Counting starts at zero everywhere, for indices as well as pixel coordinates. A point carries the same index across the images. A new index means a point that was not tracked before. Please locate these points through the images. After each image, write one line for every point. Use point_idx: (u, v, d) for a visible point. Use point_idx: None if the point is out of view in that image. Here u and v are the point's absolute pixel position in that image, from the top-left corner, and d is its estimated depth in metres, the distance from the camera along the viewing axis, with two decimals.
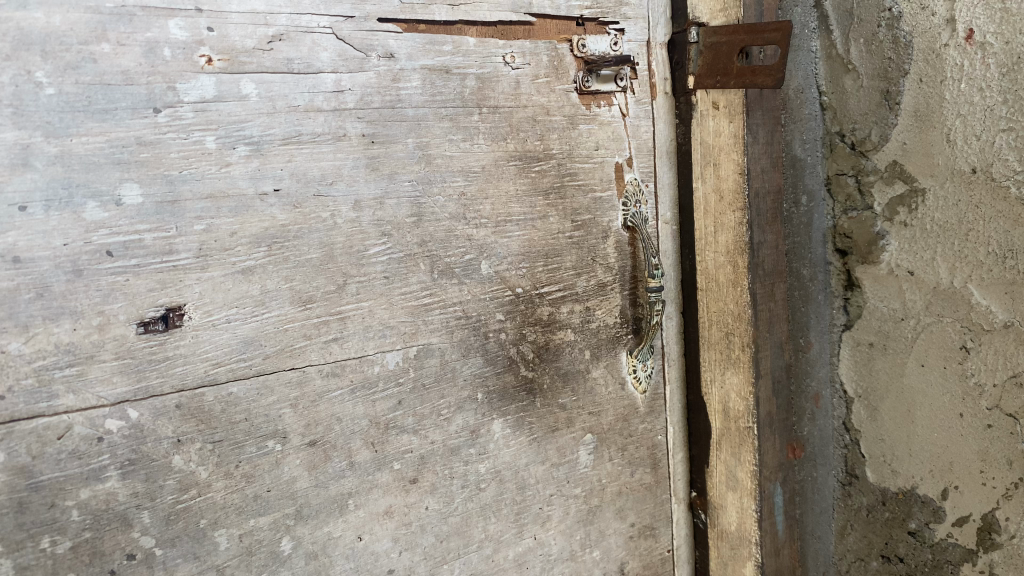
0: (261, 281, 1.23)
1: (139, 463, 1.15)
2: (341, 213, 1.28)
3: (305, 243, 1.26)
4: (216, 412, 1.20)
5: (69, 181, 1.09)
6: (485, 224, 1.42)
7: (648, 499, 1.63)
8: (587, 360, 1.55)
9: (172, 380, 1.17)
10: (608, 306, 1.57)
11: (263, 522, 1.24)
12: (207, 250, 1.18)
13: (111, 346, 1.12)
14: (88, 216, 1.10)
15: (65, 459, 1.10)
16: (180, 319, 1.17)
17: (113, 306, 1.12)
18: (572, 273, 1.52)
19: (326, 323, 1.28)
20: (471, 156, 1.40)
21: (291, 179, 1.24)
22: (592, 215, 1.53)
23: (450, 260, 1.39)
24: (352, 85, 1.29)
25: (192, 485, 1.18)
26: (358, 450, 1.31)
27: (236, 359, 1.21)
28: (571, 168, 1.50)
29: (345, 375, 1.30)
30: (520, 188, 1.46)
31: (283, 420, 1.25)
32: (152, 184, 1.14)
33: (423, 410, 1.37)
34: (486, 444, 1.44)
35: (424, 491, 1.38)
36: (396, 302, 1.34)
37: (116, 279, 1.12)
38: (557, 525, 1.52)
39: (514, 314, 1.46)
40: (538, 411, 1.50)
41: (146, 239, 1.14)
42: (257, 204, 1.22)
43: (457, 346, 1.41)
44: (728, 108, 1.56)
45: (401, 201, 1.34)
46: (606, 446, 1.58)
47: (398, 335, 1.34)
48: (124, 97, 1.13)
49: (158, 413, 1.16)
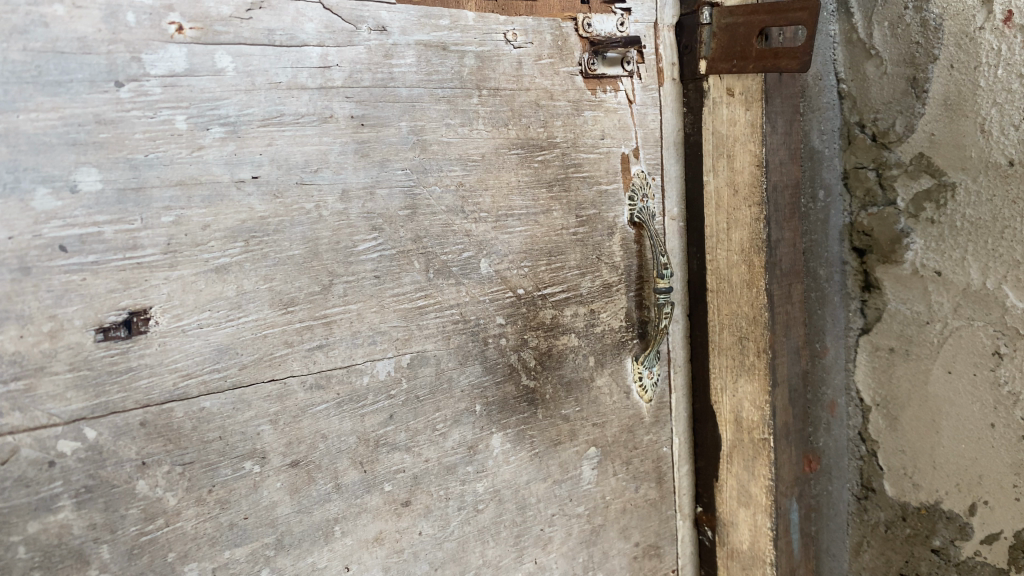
0: (236, 281, 1.08)
1: (97, 490, 1.00)
2: (327, 205, 1.15)
3: (288, 237, 1.11)
4: (186, 431, 1.05)
5: (16, 164, 0.94)
6: (484, 219, 1.29)
7: (653, 516, 1.52)
8: (592, 367, 1.42)
9: (136, 395, 1.01)
10: (613, 309, 1.44)
11: (239, 554, 1.10)
12: (176, 245, 1.04)
13: (65, 355, 0.97)
14: (37, 205, 0.95)
15: (10, 487, 0.94)
16: (146, 325, 1.02)
17: (67, 310, 0.97)
18: (575, 273, 1.39)
19: (311, 328, 1.14)
20: (470, 143, 1.27)
21: (272, 165, 1.10)
22: (597, 210, 1.41)
23: (446, 258, 1.26)
24: (340, 61, 1.15)
25: (158, 514, 1.04)
26: (345, 470, 1.17)
27: (209, 369, 1.06)
28: (576, 158, 1.38)
29: (331, 387, 1.16)
30: (523, 179, 1.33)
31: (262, 437, 1.11)
32: (112, 169, 0.99)
33: (417, 424, 1.24)
34: (484, 461, 1.31)
35: (418, 515, 1.25)
36: (387, 305, 1.21)
37: (71, 278, 0.97)
38: (559, 548, 1.40)
39: (516, 317, 1.34)
40: (539, 423, 1.37)
41: (106, 232, 0.99)
42: (234, 193, 1.07)
43: (453, 353, 1.28)
44: (745, 95, 1.42)
45: (394, 191, 1.20)
46: (610, 460, 1.45)
47: (390, 341, 1.21)
48: (80, 67, 0.97)
49: (119, 433, 1.01)
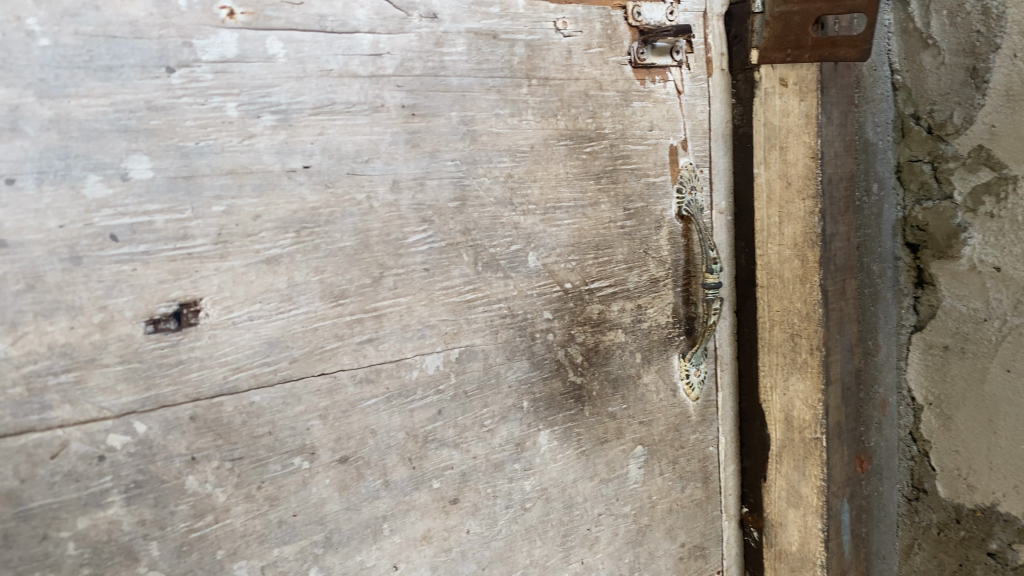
0: (287, 273, 1.05)
1: (147, 485, 0.97)
2: (377, 195, 1.12)
3: (338, 229, 1.09)
4: (236, 425, 1.03)
5: (67, 151, 0.92)
6: (533, 211, 1.26)
7: (698, 516, 1.48)
8: (639, 364, 1.39)
9: (186, 389, 0.99)
10: (661, 304, 1.41)
11: (288, 552, 1.07)
12: (227, 236, 1.01)
13: (116, 348, 0.95)
14: (88, 193, 0.93)
15: (60, 482, 0.92)
16: (196, 317, 0.99)
17: (118, 301, 0.95)
18: (623, 267, 1.36)
19: (361, 321, 1.12)
20: (520, 134, 1.24)
21: (323, 155, 1.07)
22: (645, 203, 1.37)
23: (495, 251, 1.23)
24: (391, 48, 1.12)
25: (207, 510, 1.01)
26: (393, 466, 1.15)
27: (260, 363, 1.04)
28: (625, 150, 1.34)
29: (381, 382, 1.14)
30: (572, 171, 1.29)
31: (311, 432, 1.08)
32: (164, 157, 0.97)
33: (464, 420, 1.21)
34: (532, 459, 1.28)
35: (465, 513, 1.22)
36: (436, 298, 1.18)
37: (121, 269, 0.95)
38: (605, 549, 1.37)
39: (563, 312, 1.30)
40: (587, 421, 1.34)
41: (156, 222, 0.96)
42: (284, 183, 1.05)
43: (501, 348, 1.25)
44: (799, 85, 1.39)
45: (443, 182, 1.18)
46: (657, 460, 1.42)
47: (438, 336, 1.18)
48: (132, 52, 0.95)
49: (169, 427, 0.99)
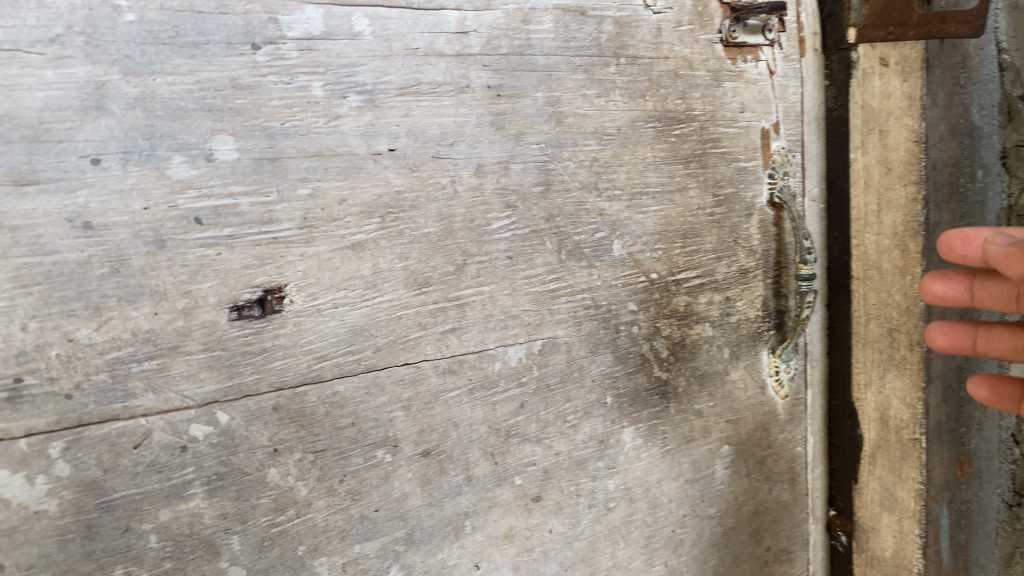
0: (372, 259, 1.02)
1: (229, 478, 0.94)
2: (462, 179, 1.08)
3: (422, 214, 1.05)
4: (319, 416, 0.99)
5: (152, 130, 0.89)
6: (618, 196, 1.20)
7: (785, 519, 1.42)
8: (726, 360, 1.33)
9: (269, 377, 0.96)
10: (750, 296, 1.34)
11: (369, 549, 1.03)
12: (312, 220, 0.97)
13: (199, 334, 0.92)
14: (173, 173, 0.90)
15: (142, 472, 0.90)
16: (280, 304, 0.96)
17: (202, 286, 0.92)
18: (711, 257, 1.30)
19: (444, 310, 1.07)
20: (607, 116, 1.18)
21: (408, 137, 1.03)
22: (735, 188, 1.31)
23: (580, 239, 1.17)
24: (478, 25, 1.07)
25: (289, 504, 0.98)
26: (476, 462, 1.11)
27: (344, 351, 1.00)
28: (714, 133, 1.28)
29: (463, 373, 1.09)
30: (659, 155, 1.23)
31: (394, 424, 1.04)
32: (249, 137, 0.93)
33: (547, 415, 1.16)
34: (616, 457, 1.22)
35: (548, 512, 1.17)
36: (520, 288, 1.13)
37: (205, 253, 0.92)
38: (689, 551, 1.31)
39: (649, 304, 1.24)
40: (672, 418, 1.28)
41: (241, 205, 0.93)
42: (369, 166, 1.01)
43: (585, 340, 1.19)
44: (901, 65, 1.32)
45: (528, 166, 1.13)
46: (744, 459, 1.36)
47: (521, 327, 1.14)
48: (217, 28, 0.92)
49: (252, 417, 0.95)
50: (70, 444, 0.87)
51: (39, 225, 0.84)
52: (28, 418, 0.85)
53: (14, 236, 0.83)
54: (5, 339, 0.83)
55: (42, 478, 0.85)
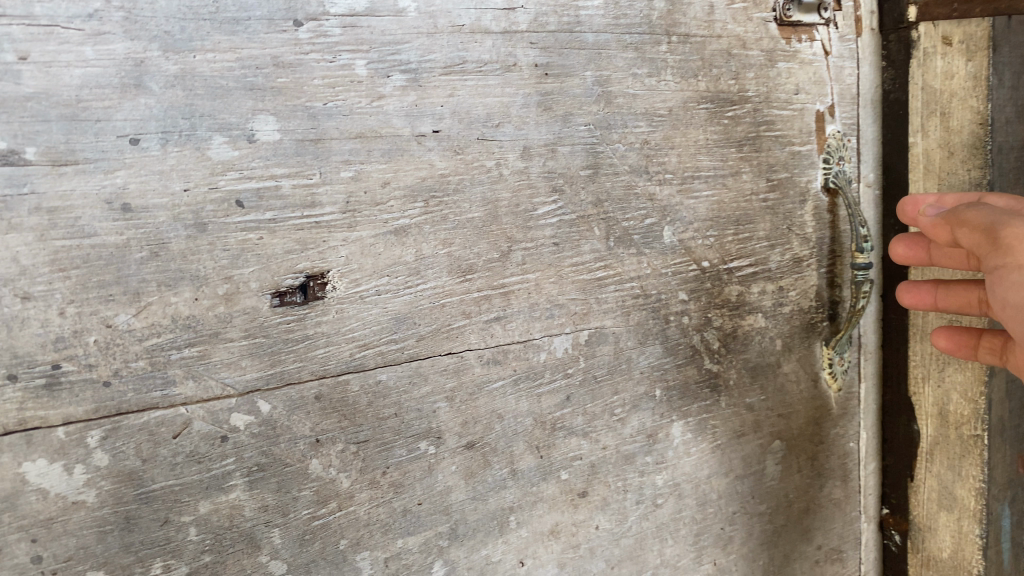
0: (415, 245, 0.98)
1: (270, 469, 0.91)
2: (508, 162, 1.04)
3: (467, 198, 1.01)
4: (362, 406, 0.96)
5: (192, 109, 0.86)
6: (669, 180, 1.16)
7: (836, 517, 1.37)
8: (779, 352, 1.28)
9: (312, 366, 0.93)
10: (804, 286, 1.29)
11: (411, 544, 1.00)
12: (355, 204, 0.94)
13: (240, 321, 0.89)
14: (214, 154, 0.87)
15: (182, 463, 0.87)
16: (322, 290, 0.93)
17: (243, 272, 0.89)
18: (764, 245, 1.25)
19: (489, 298, 1.04)
20: (657, 96, 1.14)
21: (453, 118, 1.00)
22: (789, 173, 1.26)
23: (628, 225, 1.13)
24: (526, 1, 1.04)
25: (331, 497, 0.95)
26: (521, 455, 1.07)
27: (387, 340, 0.97)
28: (768, 115, 1.23)
29: (508, 363, 1.06)
30: (711, 138, 1.19)
31: (438, 415, 1.01)
32: (291, 117, 0.90)
33: (594, 408, 1.12)
34: (664, 452, 1.18)
35: (595, 508, 1.13)
36: (566, 276, 1.09)
37: (247, 237, 0.89)
38: (739, 550, 1.26)
39: (699, 293, 1.20)
40: (722, 412, 1.23)
41: (284, 187, 0.90)
42: (414, 148, 0.97)
43: (633, 331, 1.15)
44: (965, 44, 1.24)
45: (576, 148, 1.09)
46: (795, 455, 1.31)
47: (568, 316, 1.10)
48: (259, 3, 0.88)
49: (293, 407, 0.92)
50: (108, 433, 0.84)
51: (77, 207, 0.82)
52: (65, 406, 0.82)
53: (52, 218, 0.81)
54: (42, 324, 0.81)
55: (80, 467, 0.83)
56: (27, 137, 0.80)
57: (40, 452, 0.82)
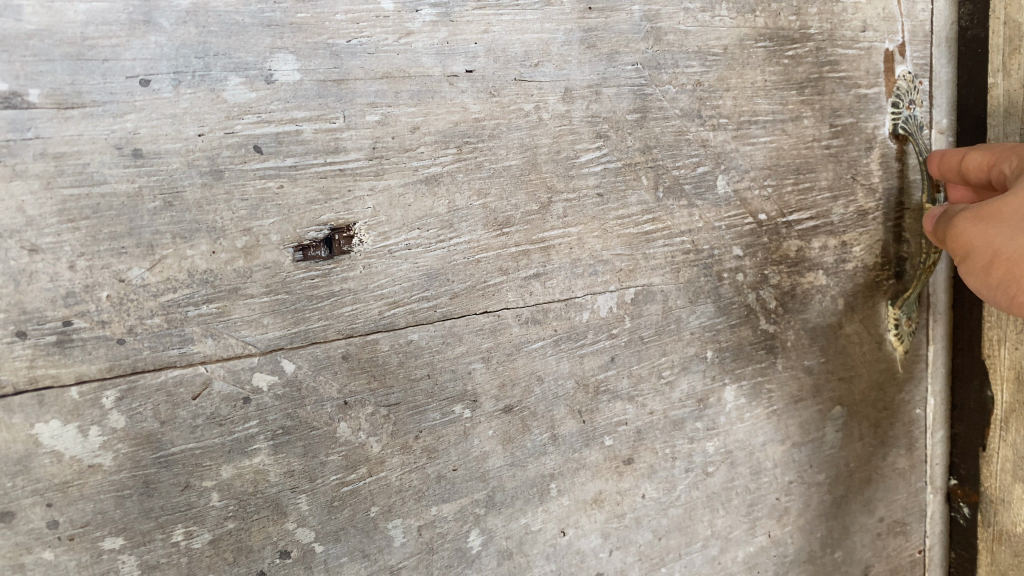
0: (448, 196, 0.92)
1: (295, 433, 0.86)
2: (548, 105, 0.96)
3: (504, 144, 0.94)
4: (392, 367, 0.90)
5: (205, 48, 0.80)
6: (724, 125, 1.07)
7: (900, 488, 1.28)
8: (840, 312, 1.19)
9: (338, 324, 0.87)
10: (869, 241, 1.20)
11: (446, 512, 0.95)
12: (382, 150, 0.88)
13: (261, 276, 0.84)
14: (230, 96, 0.81)
15: (202, 426, 0.83)
16: (348, 243, 0.87)
17: (263, 223, 0.83)
18: (827, 196, 1.15)
19: (527, 254, 0.97)
20: (711, 33, 1.05)
21: (488, 57, 0.93)
22: (854, 118, 1.16)
23: (679, 174, 1.05)
24: None
25: (361, 462, 0.90)
26: (562, 419, 1.00)
27: (419, 297, 0.91)
28: (832, 55, 1.14)
29: (548, 323, 0.99)
30: (770, 79, 1.10)
31: (474, 377, 0.95)
32: (312, 56, 0.84)
33: (640, 370, 1.05)
34: (715, 417, 1.11)
35: (641, 475, 1.06)
36: (611, 229, 1.02)
37: (267, 186, 0.83)
38: (795, 521, 1.19)
39: (755, 248, 1.12)
40: (779, 376, 1.16)
41: (305, 131, 0.84)
42: (445, 89, 0.91)
43: (683, 289, 1.07)
44: None
45: (622, 90, 1.01)
46: (857, 422, 1.23)
47: (613, 273, 1.02)
48: None
49: (320, 367, 0.87)
50: (123, 394, 0.80)
51: (85, 152, 0.77)
52: (78, 364, 0.78)
53: (59, 164, 0.76)
54: (51, 278, 0.77)
55: (95, 430, 0.79)
56: (30, 78, 0.75)
57: (53, 413, 0.78)
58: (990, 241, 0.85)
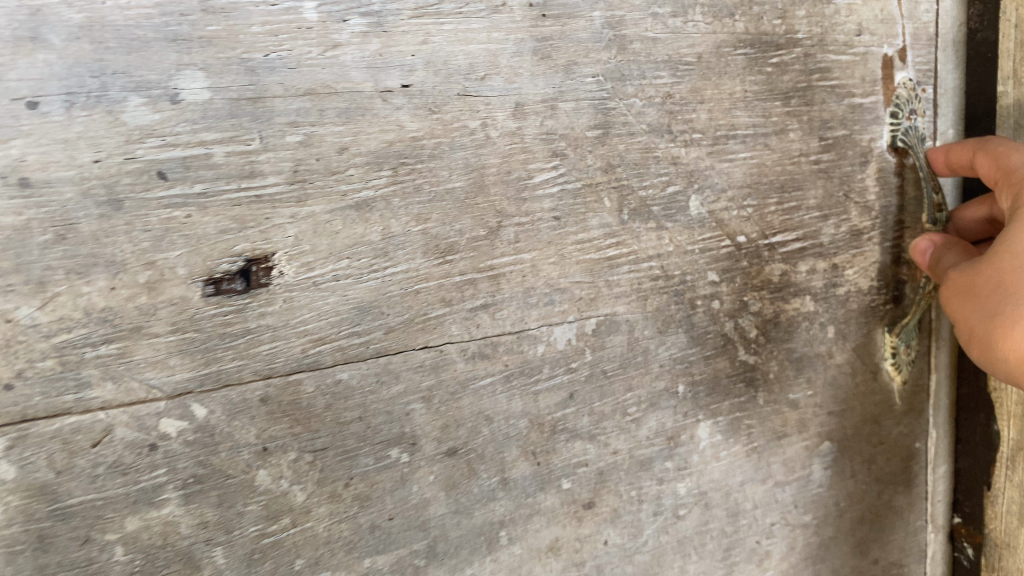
0: (382, 222, 0.84)
1: (209, 481, 0.80)
2: (496, 122, 0.88)
3: (445, 165, 0.86)
4: (318, 409, 0.83)
5: (102, 66, 0.74)
6: (698, 141, 0.98)
7: (897, 528, 1.19)
8: (831, 340, 1.10)
9: (256, 364, 0.80)
10: (863, 264, 1.10)
11: (381, 563, 0.87)
12: (305, 173, 0.80)
13: (167, 314, 0.77)
14: (129, 118, 0.74)
15: (103, 475, 0.76)
16: (267, 276, 0.80)
17: (169, 256, 0.76)
18: (815, 215, 1.06)
19: (473, 283, 0.89)
20: (683, 40, 0.96)
21: (427, 70, 0.85)
22: (847, 130, 1.07)
23: (646, 194, 0.96)
24: None
25: (283, 512, 0.83)
26: (514, 462, 0.93)
27: (348, 333, 0.83)
28: (823, 61, 1.04)
29: (498, 358, 0.91)
30: (751, 89, 1.00)
31: (412, 419, 0.87)
32: (224, 73, 0.77)
33: (602, 407, 0.97)
34: (688, 457, 1.02)
35: (603, 520, 0.98)
36: (568, 255, 0.93)
37: (173, 216, 0.76)
38: (779, 566, 1.10)
39: (734, 273, 1.03)
40: (760, 411, 1.07)
41: (216, 155, 0.77)
42: (378, 106, 0.83)
43: (652, 319, 0.98)
44: None
45: (580, 105, 0.92)
46: (849, 458, 1.14)
47: (572, 302, 0.94)
48: None
49: (235, 411, 0.80)
50: (13, 443, 0.73)
51: None
52: None
53: None
54: None
55: None
56: None
57: None
58: (965, 323, 0.85)
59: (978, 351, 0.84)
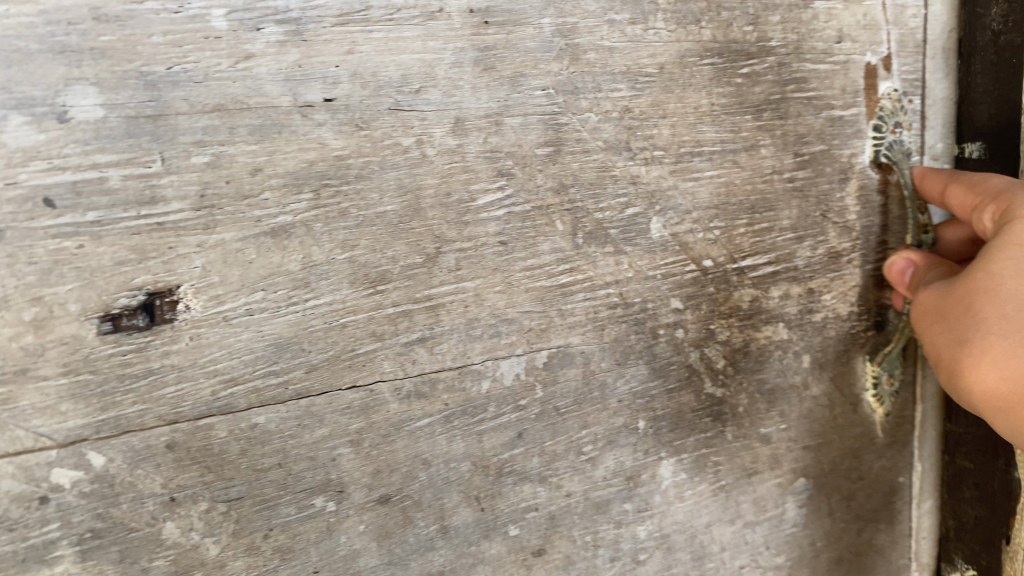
0: (303, 250, 0.77)
1: (108, 536, 0.73)
2: (433, 138, 0.81)
3: (376, 187, 0.79)
4: (232, 456, 0.76)
5: None
6: (660, 158, 0.90)
7: (878, 568, 1.11)
8: (807, 371, 1.02)
9: (159, 409, 0.73)
10: (842, 288, 1.02)
11: None
12: (212, 198, 0.74)
13: (57, 354, 0.70)
14: (10, 138, 0.68)
15: None
16: (171, 312, 0.73)
17: (58, 291, 0.70)
18: (789, 237, 0.98)
19: (409, 315, 0.81)
20: (643, 49, 0.89)
21: (354, 82, 0.77)
22: (826, 145, 0.99)
23: (602, 217, 0.89)
24: None
25: (194, 567, 0.76)
26: (454, 507, 0.85)
27: (264, 373, 0.76)
28: (799, 71, 0.96)
29: (437, 396, 0.83)
30: (719, 101, 0.93)
31: (339, 464, 0.80)
32: (120, 87, 0.71)
33: (554, 447, 0.89)
34: (649, 498, 0.95)
35: (555, 568, 0.91)
36: (516, 283, 0.86)
37: (62, 246, 0.70)
38: None
39: (699, 300, 0.95)
40: (729, 447, 0.99)
41: (111, 179, 0.71)
42: (296, 122, 0.76)
43: (609, 350, 0.91)
44: None
45: (528, 120, 0.85)
46: (826, 495, 1.06)
47: (521, 334, 0.86)
48: None
49: (137, 459, 0.73)
50: None
51: None
52: None
53: None
54: None
55: None
56: None
57: None
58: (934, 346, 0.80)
59: (946, 377, 0.79)
